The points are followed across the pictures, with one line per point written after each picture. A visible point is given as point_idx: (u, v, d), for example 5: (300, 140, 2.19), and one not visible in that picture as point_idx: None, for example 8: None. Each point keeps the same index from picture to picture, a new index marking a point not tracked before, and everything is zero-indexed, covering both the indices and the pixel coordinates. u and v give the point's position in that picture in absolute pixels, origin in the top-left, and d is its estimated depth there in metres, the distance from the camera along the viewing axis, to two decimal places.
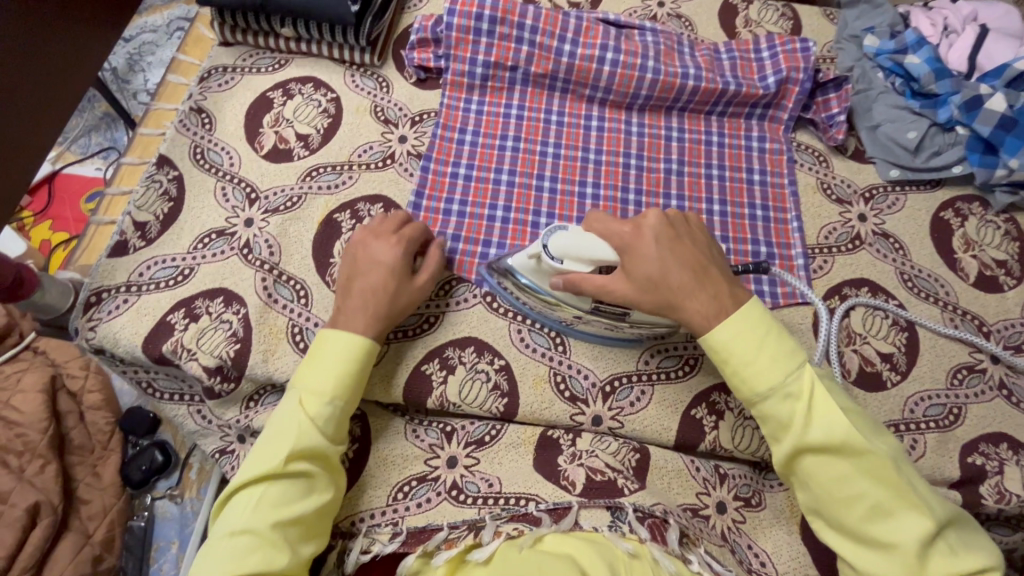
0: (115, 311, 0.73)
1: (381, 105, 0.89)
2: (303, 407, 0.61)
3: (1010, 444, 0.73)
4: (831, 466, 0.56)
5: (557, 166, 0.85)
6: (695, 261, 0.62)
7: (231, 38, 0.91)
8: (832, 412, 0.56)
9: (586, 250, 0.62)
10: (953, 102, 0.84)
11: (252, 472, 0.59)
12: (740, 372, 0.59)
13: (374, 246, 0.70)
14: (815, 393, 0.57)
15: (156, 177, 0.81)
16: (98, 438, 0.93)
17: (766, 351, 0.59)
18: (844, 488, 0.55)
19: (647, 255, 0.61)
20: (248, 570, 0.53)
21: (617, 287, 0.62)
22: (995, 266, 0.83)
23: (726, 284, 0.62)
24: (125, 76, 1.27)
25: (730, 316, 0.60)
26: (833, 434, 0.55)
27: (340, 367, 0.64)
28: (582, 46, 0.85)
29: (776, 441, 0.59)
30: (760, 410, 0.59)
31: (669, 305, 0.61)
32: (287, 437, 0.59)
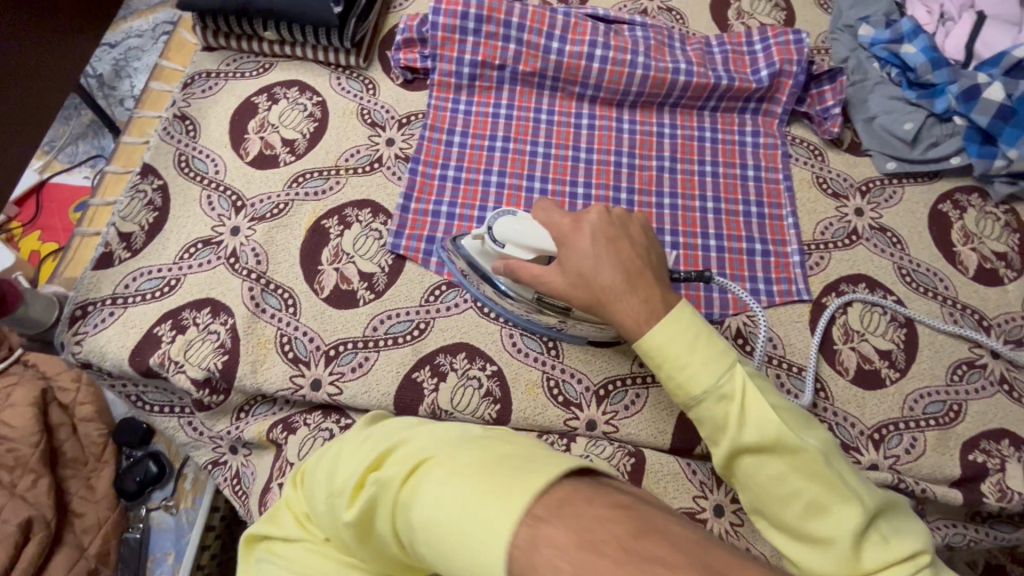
0: (101, 325, 0.72)
1: (368, 108, 0.87)
2: (407, 469, 0.42)
3: (1012, 441, 0.72)
4: (765, 467, 0.51)
5: (547, 165, 0.84)
6: (631, 263, 0.60)
7: (214, 43, 0.90)
8: (764, 411, 0.52)
9: (527, 238, 0.63)
10: (950, 92, 0.83)
11: (353, 469, 0.44)
12: (676, 377, 0.54)
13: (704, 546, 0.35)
14: (747, 392, 0.53)
15: (140, 186, 0.80)
16: (92, 450, 0.92)
17: (702, 345, 0.54)
18: (781, 486, 0.50)
19: (581, 248, 0.61)
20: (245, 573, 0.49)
21: (552, 278, 0.62)
22: (994, 258, 0.82)
23: (661, 290, 0.58)
24: (111, 82, 1.26)
25: (662, 319, 0.56)
26: (767, 432, 0.51)
27: (461, 520, 0.36)
28: (570, 43, 0.84)
29: (713, 443, 0.55)
30: (695, 412, 0.54)
31: (598, 304, 0.59)
32: (382, 497, 0.41)
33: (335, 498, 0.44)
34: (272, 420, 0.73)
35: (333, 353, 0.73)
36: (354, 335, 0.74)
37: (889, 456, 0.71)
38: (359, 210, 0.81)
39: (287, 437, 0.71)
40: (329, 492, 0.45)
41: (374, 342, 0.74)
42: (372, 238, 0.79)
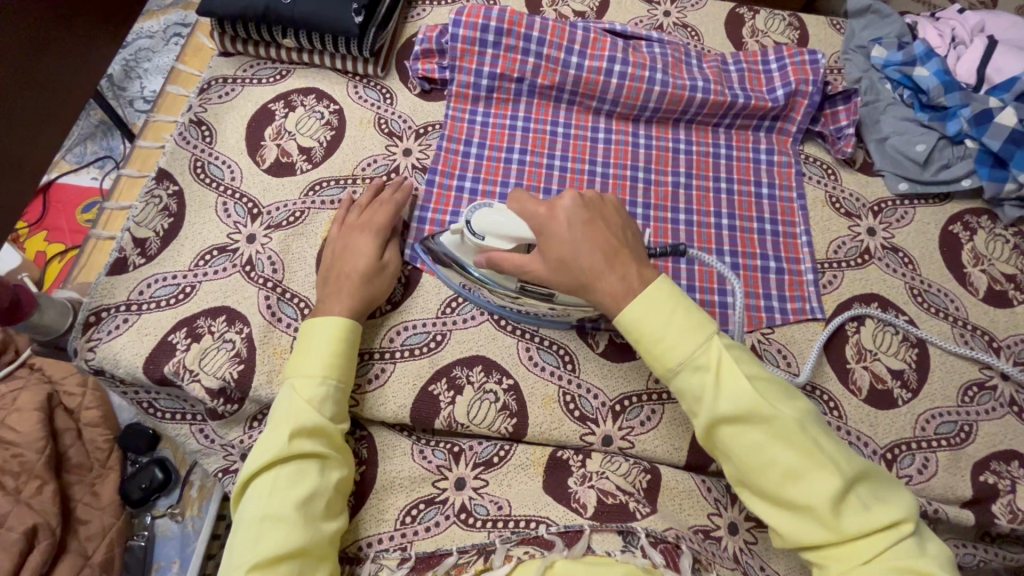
0: (115, 331, 0.72)
1: (385, 117, 0.88)
2: (274, 426, 0.61)
3: (1021, 462, 0.73)
4: (745, 436, 0.53)
5: (564, 178, 0.84)
6: (607, 243, 0.60)
7: (231, 48, 0.90)
8: (738, 381, 0.53)
9: (504, 227, 0.63)
10: (962, 115, 0.84)
11: (260, 459, 0.59)
12: (652, 352, 0.56)
13: (353, 245, 0.73)
14: (722, 363, 0.54)
15: (156, 192, 0.80)
16: (97, 456, 0.92)
17: (678, 317, 0.56)
18: (759, 455, 0.52)
19: (559, 233, 0.60)
20: (274, 553, 0.54)
21: (534, 265, 0.62)
22: (1003, 280, 0.83)
23: (638, 268, 0.59)
24: (121, 83, 1.25)
25: (639, 297, 0.57)
26: (742, 403, 0.52)
27: (314, 365, 0.64)
28: (589, 58, 0.84)
29: (693, 416, 0.56)
30: (675, 387, 0.56)
31: (580, 285, 0.60)
32: (287, 420, 0.60)
33: (273, 480, 0.58)
34: None
35: None
36: (368, 347, 0.73)
37: (902, 476, 0.71)
38: None
39: None
40: (271, 488, 0.57)
41: (390, 353, 0.73)
42: None
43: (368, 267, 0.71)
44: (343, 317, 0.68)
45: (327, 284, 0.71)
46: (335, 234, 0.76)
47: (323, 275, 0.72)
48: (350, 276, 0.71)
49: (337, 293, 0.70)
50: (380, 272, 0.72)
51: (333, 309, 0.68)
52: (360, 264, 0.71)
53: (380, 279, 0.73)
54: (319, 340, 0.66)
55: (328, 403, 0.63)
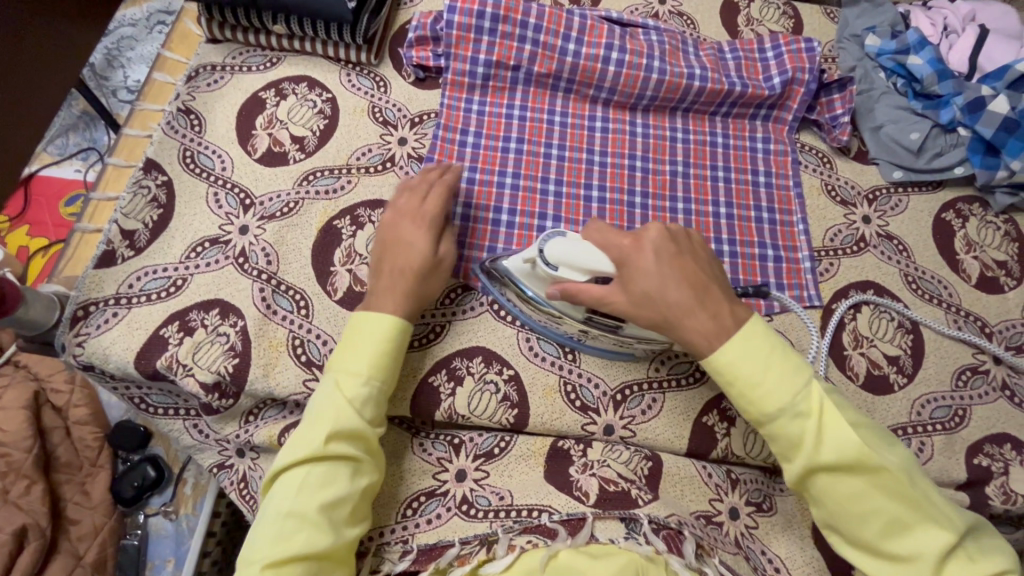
0: (105, 325, 0.70)
1: (379, 106, 0.86)
2: (313, 423, 0.60)
3: (1013, 445, 0.74)
4: (843, 483, 0.55)
5: (561, 168, 0.83)
6: (695, 278, 0.60)
7: (219, 35, 0.87)
8: (840, 427, 0.55)
9: (583, 259, 0.60)
10: (955, 103, 0.85)
11: (296, 452, 0.59)
12: (747, 396, 0.57)
13: (407, 236, 0.68)
14: (824, 411, 0.55)
15: (143, 182, 0.78)
16: (86, 454, 0.90)
17: (774, 362, 0.57)
18: (861, 505, 0.54)
19: (646, 268, 0.59)
20: (295, 552, 0.54)
21: (615, 298, 0.60)
22: (995, 266, 0.84)
23: (726, 302, 0.59)
24: (104, 72, 1.22)
25: (730, 335, 0.58)
26: (845, 452, 0.54)
27: (357, 362, 0.63)
28: (586, 45, 0.83)
29: (786, 459, 0.57)
30: (769, 430, 0.57)
31: (666, 322, 0.60)
32: (327, 419, 0.59)
33: (305, 476, 0.58)
34: (284, 424, 0.72)
35: None
36: None
37: None
38: (371, 210, 0.79)
39: None
40: (300, 486, 0.57)
41: None
42: None
43: (423, 265, 0.67)
44: (395, 316, 0.65)
45: (378, 279, 0.67)
46: (384, 219, 0.71)
47: (374, 265, 0.68)
48: (405, 272, 0.67)
49: (387, 290, 0.66)
50: (437, 269, 0.69)
51: (385, 310, 0.65)
52: (414, 258, 0.67)
53: (434, 272, 0.69)
54: (366, 337, 0.64)
55: (369, 406, 0.62)
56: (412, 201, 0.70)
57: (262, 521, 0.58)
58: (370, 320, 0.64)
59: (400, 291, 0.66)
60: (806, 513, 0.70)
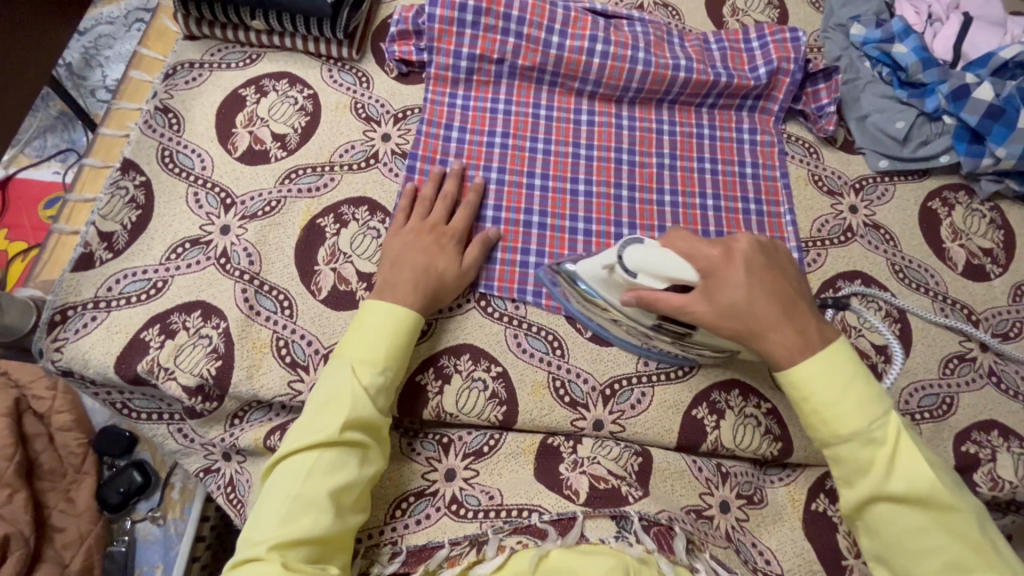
0: (83, 330, 0.68)
1: (362, 101, 0.85)
2: (327, 408, 0.60)
3: (1001, 431, 0.74)
4: (904, 516, 0.55)
5: (548, 162, 0.82)
6: (784, 294, 0.62)
7: (196, 32, 0.86)
8: (914, 462, 0.55)
9: (664, 268, 0.59)
10: (940, 91, 0.84)
11: (308, 436, 0.58)
12: (821, 414, 0.58)
13: (430, 238, 0.72)
14: (901, 441, 0.56)
15: (121, 183, 0.76)
16: (71, 461, 0.89)
17: (855, 387, 0.58)
18: (920, 541, 0.54)
19: (735, 281, 0.61)
20: (303, 534, 0.54)
21: (697, 307, 0.61)
22: (981, 254, 0.84)
23: (812, 321, 0.61)
24: (81, 71, 1.19)
25: (817, 352, 0.59)
26: (915, 484, 0.54)
27: (375, 350, 0.63)
28: (570, 37, 0.83)
29: (848, 482, 0.58)
30: (834, 451, 0.58)
31: (751, 333, 0.61)
32: (343, 405, 0.60)
33: (316, 461, 0.57)
34: (270, 426, 0.70)
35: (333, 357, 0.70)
36: None
37: None
38: (355, 208, 0.78)
39: None
40: (310, 470, 0.57)
41: None
42: (370, 237, 0.77)
43: (444, 264, 0.70)
44: (408, 309, 0.66)
45: (397, 272, 0.69)
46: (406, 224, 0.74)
47: (393, 257, 0.70)
48: (424, 269, 0.69)
49: (405, 283, 0.68)
50: (457, 273, 0.71)
51: (400, 301, 0.67)
52: (436, 260, 0.70)
53: (452, 274, 0.71)
54: (384, 326, 0.65)
55: (382, 395, 0.63)
56: (439, 209, 0.74)
57: (265, 503, 0.57)
58: (386, 310, 0.65)
59: (416, 285, 0.68)
60: (796, 504, 0.70)
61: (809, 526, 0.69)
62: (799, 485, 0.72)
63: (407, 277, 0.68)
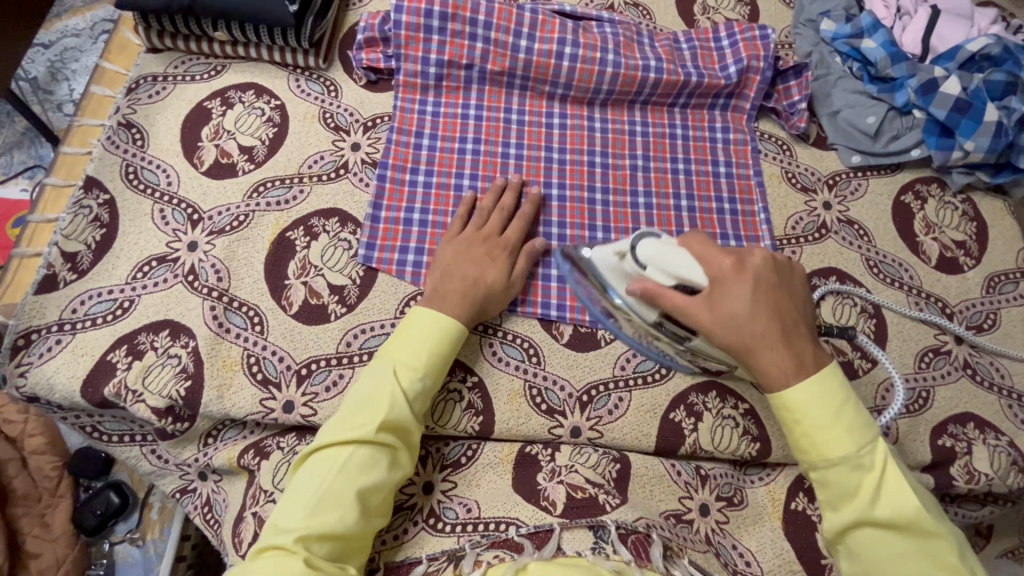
0: (48, 353, 0.67)
1: (330, 111, 0.84)
2: (366, 404, 0.59)
3: (976, 424, 0.75)
4: (887, 542, 0.53)
5: (520, 166, 0.82)
6: (789, 314, 0.60)
7: (159, 44, 0.84)
8: (901, 490, 0.54)
9: (677, 263, 0.59)
10: (909, 85, 0.85)
11: (345, 431, 0.58)
12: (809, 437, 0.56)
13: (481, 250, 0.71)
14: (888, 469, 0.54)
15: (84, 202, 0.75)
16: (45, 485, 0.88)
17: (848, 414, 0.56)
18: (903, 569, 0.52)
19: (740, 293, 0.59)
20: (324, 531, 0.53)
21: (696, 311, 0.59)
22: (954, 247, 0.85)
23: (810, 344, 0.59)
24: (47, 86, 1.17)
25: (810, 377, 0.57)
26: (899, 510, 0.53)
27: (416, 353, 0.63)
28: (539, 41, 0.82)
29: (832, 507, 0.56)
30: (820, 474, 0.56)
31: (747, 348, 0.58)
32: (381, 404, 0.59)
33: (348, 457, 0.57)
34: (243, 445, 0.69)
35: (305, 372, 0.69)
36: (324, 352, 0.70)
37: None
38: (325, 219, 0.77)
39: (260, 462, 0.68)
40: (342, 467, 0.56)
41: (348, 358, 0.71)
42: (341, 249, 0.76)
43: (493, 276, 0.70)
44: (454, 320, 0.66)
45: (449, 282, 0.69)
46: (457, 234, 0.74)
47: (446, 266, 0.70)
48: (474, 280, 0.69)
49: (454, 294, 0.68)
50: (504, 285, 0.71)
51: (447, 311, 0.66)
52: (485, 271, 0.70)
53: (500, 290, 0.70)
54: (427, 331, 0.64)
55: (419, 399, 0.62)
56: (495, 222, 0.74)
57: (290, 496, 0.56)
58: (436, 324, 0.65)
59: (465, 297, 0.68)
60: (775, 503, 0.71)
61: (788, 525, 0.69)
62: (779, 484, 0.72)
63: (456, 287, 0.68)
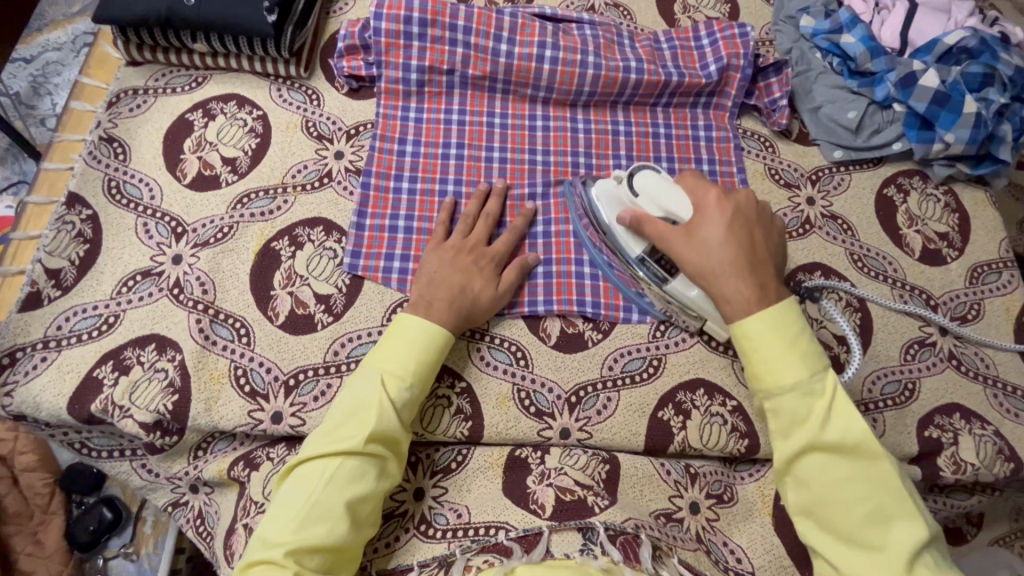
0: (34, 371, 0.67)
1: (313, 119, 0.84)
2: (355, 415, 0.59)
3: (962, 414, 0.75)
4: (833, 467, 0.55)
5: (504, 170, 0.82)
6: (758, 249, 0.63)
7: (139, 57, 0.84)
8: (848, 413, 0.56)
9: (663, 194, 0.67)
10: (889, 80, 0.85)
11: (334, 441, 0.58)
12: (762, 365, 0.58)
13: (468, 259, 0.72)
14: (837, 394, 0.57)
15: (67, 218, 0.74)
16: (37, 502, 0.87)
17: (801, 345, 0.58)
18: (845, 489, 0.54)
19: (713, 224, 0.64)
20: (313, 544, 0.53)
21: (672, 235, 0.65)
22: (937, 238, 0.85)
23: (773, 280, 0.61)
24: (29, 100, 1.17)
25: (770, 307, 0.59)
26: (848, 434, 0.55)
27: (405, 361, 0.63)
28: (519, 44, 0.82)
29: (784, 436, 0.57)
30: (773, 402, 0.57)
31: (712, 276, 0.62)
32: (370, 415, 0.59)
33: (337, 468, 0.57)
34: (233, 457, 0.69)
35: (293, 383, 0.69)
36: (311, 362, 0.70)
37: None
38: (310, 229, 0.77)
39: (249, 474, 0.68)
40: (331, 478, 0.56)
41: (336, 367, 0.71)
42: (327, 258, 0.76)
43: (480, 286, 0.70)
44: (441, 329, 0.66)
45: (436, 287, 0.69)
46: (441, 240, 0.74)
47: (433, 274, 0.70)
48: (461, 288, 0.69)
49: (443, 304, 0.68)
50: (492, 296, 0.71)
51: (434, 319, 0.66)
52: (472, 280, 0.70)
53: (488, 300, 0.71)
54: (415, 339, 0.64)
55: (407, 409, 0.62)
56: (480, 231, 0.75)
57: (278, 508, 0.56)
58: (423, 333, 0.65)
59: (453, 305, 0.68)
60: (765, 499, 0.71)
61: (778, 519, 0.70)
62: (768, 480, 0.72)
63: (444, 295, 0.68)
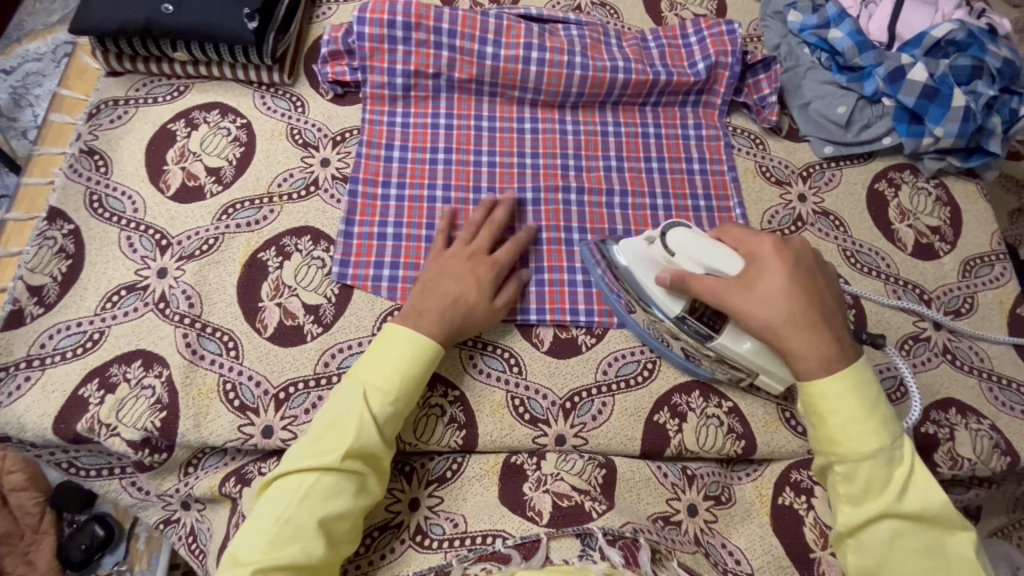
0: (17, 391, 0.66)
1: (298, 127, 0.82)
2: (334, 430, 0.59)
3: (958, 409, 0.75)
4: (905, 534, 0.56)
5: (493, 174, 0.81)
6: (821, 300, 0.61)
7: (119, 67, 0.82)
8: (927, 485, 0.56)
9: (706, 251, 0.63)
10: (877, 74, 0.85)
11: (313, 457, 0.57)
12: (838, 433, 0.58)
13: (462, 269, 0.70)
14: (916, 465, 0.57)
15: (48, 233, 0.73)
16: (27, 522, 0.86)
17: (879, 414, 0.57)
18: (920, 558, 0.55)
19: (776, 278, 0.60)
20: (284, 562, 0.52)
21: (729, 292, 0.61)
22: (930, 233, 0.85)
23: (840, 333, 0.61)
24: (9, 112, 1.15)
25: (846, 366, 0.58)
26: (927, 504, 0.56)
27: (388, 377, 0.62)
28: (505, 47, 0.81)
29: (858, 501, 0.57)
30: (849, 467, 0.57)
31: (781, 335, 0.59)
32: (350, 431, 0.58)
33: (313, 484, 0.56)
34: (224, 473, 0.68)
35: (283, 396, 0.68)
36: (301, 374, 0.69)
37: None
38: (298, 238, 0.76)
39: (241, 489, 0.67)
40: (306, 493, 0.56)
41: (327, 378, 0.70)
42: (315, 268, 0.75)
43: (474, 297, 0.68)
44: (431, 341, 0.65)
45: (428, 298, 0.68)
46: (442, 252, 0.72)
47: (428, 287, 0.69)
48: (454, 301, 0.67)
49: (436, 318, 0.66)
50: (486, 307, 0.69)
51: (423, 330, 0.65)
52: (465, 291, 0.68)
53: (483, 312, 0.69)
54: (400, 355, 0.63)
55: (390, 424, 0.61)
56: (481, 239, 0.72)
57: (252, 521, 0.56)
58: (411, 345, 0.64)
59: (444, 317, 0.67)
60: (763, 499, 0.71)
61: (777, 520, 0.69)
62: (766, 479, 0.72)
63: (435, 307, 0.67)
